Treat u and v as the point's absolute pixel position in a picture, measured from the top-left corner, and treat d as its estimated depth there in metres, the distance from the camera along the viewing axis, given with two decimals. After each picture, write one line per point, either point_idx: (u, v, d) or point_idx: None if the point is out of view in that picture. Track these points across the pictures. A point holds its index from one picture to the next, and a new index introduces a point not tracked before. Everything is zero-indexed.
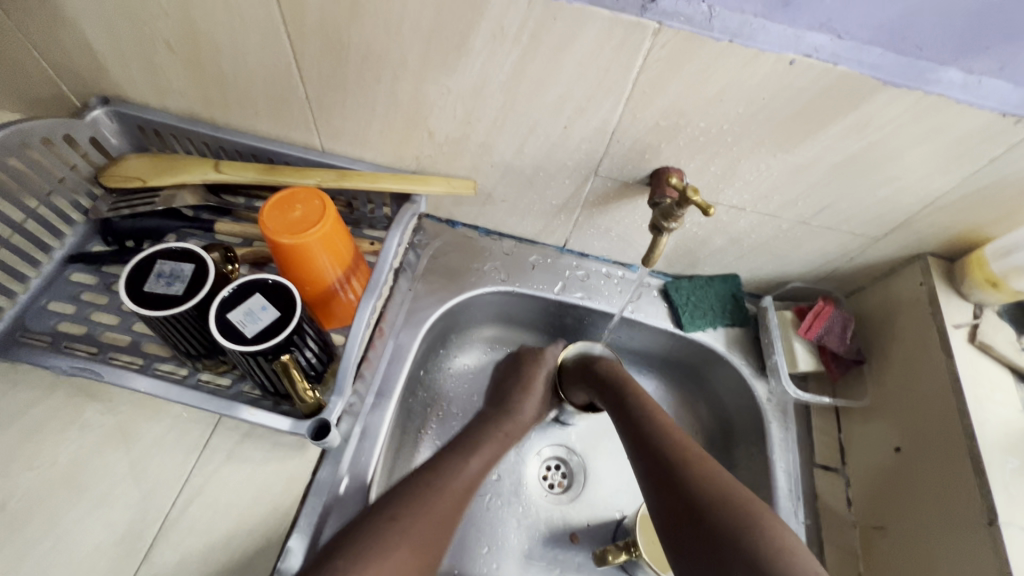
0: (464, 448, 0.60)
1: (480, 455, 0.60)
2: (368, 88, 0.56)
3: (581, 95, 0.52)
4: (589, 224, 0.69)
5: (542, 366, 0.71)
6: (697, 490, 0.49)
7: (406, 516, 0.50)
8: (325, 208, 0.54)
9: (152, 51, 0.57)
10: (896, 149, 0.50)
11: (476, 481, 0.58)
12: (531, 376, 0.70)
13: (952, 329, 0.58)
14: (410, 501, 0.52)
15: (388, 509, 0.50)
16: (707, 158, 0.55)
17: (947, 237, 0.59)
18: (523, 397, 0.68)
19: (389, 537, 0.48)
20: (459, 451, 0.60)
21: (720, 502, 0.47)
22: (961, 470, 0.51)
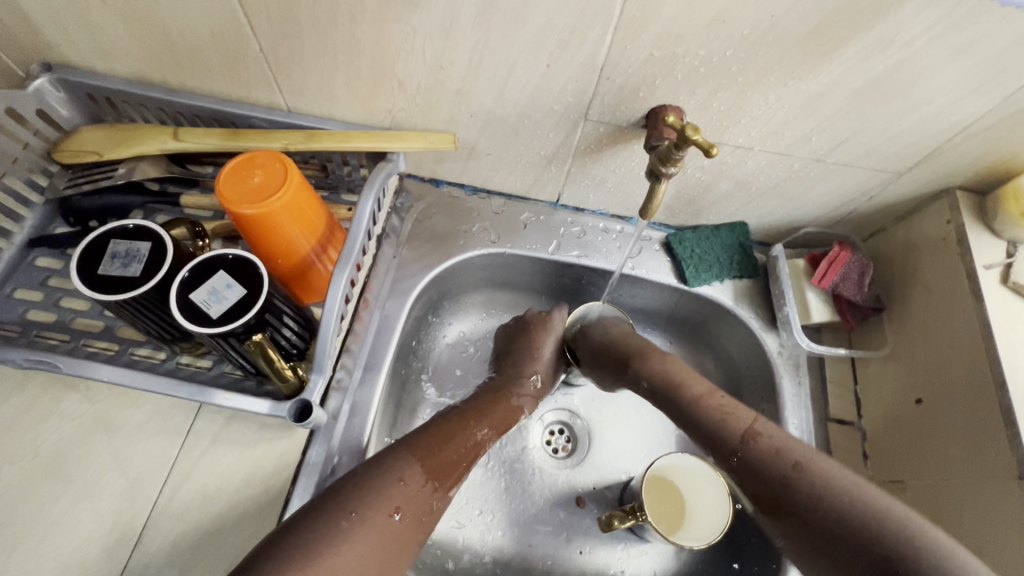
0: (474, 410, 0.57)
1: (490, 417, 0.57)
2: (326, 35, 0.50)
3: (563, 26, 0.45)
4: (583, 175, 0.64)
5: (550, 332, 0.67)
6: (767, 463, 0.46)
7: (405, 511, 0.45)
8: (288, 171, 0.49)
9: (83, 7, 0.51)
10: (928, 67, 0.43)
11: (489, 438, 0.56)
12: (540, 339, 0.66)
13: (982, 270, 0.53)
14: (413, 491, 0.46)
15: (391, 499, 0.45)
16: (709, 92, 0.49)
17: (979, 168, 0.53)
18: (535, 364, 0.64)
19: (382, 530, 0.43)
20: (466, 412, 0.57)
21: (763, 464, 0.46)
22: (988, 421, 0.48)
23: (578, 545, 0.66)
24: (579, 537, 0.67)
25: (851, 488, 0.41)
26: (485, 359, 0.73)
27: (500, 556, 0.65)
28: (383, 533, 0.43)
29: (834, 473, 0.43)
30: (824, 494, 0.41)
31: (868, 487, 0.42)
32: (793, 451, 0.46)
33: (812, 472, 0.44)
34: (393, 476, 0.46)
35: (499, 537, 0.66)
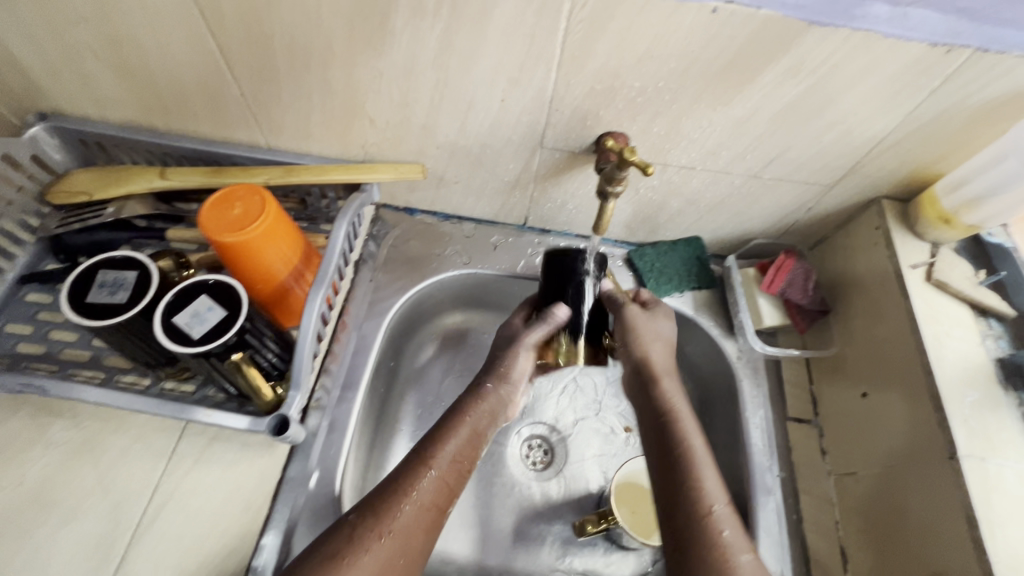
0: (440, 431, 0.51)
1: (460, 437, 0.51)
2: (301, 80, 0.56)
3: (512, 65, 0.51)
4: (545, 198, 0.68)
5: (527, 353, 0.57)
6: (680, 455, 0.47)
7: (401, 550, 0.43)
8: (265, 202, 0.53)
9: (79, 61, 0.56)
10: (837, 90, 0.49)
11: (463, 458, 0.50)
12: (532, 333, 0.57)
13: (908, 270, 0.58)
14: (410, 531, 0.44)
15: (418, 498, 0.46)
16: (649, 119, 0.55)
17: (897, 179, 0.59)
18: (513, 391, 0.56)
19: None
20: (432, 432, 0.51)
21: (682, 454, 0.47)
22: (923, 409, 0.52)
23: (556, 555, 0.68)
24: (558, 547, 0.68)
25: (692, 448, 0.47)
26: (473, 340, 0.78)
27: (480, 569, 0.66)
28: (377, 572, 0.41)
29: (710, 484, 0.45)
30: (689, 477, 0.45)
31: (721, 505, 0.44)
32: (689, 439, 0.48)
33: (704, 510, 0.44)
34: (375, 520, 0.43)
35: (479, 551, 0.67)
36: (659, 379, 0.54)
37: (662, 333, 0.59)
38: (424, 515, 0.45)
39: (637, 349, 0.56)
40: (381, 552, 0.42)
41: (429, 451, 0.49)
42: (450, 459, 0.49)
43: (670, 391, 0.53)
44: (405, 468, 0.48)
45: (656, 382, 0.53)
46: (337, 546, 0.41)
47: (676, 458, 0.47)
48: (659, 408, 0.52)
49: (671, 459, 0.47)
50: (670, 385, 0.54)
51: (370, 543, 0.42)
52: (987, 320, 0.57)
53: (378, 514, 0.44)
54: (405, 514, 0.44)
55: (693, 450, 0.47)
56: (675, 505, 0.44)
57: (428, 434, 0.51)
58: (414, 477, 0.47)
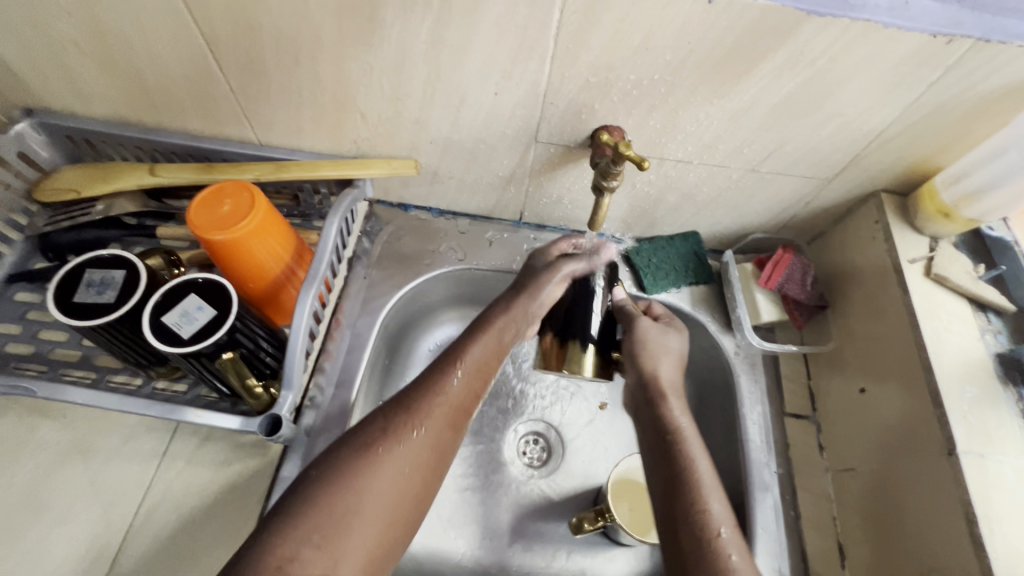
0: (467, 339, 0.55)
1: (484, 343, 0.55)
2: (290, 74, 0.55)
3: (505, 58, 0.50)
4: (540, 193, 0.68)
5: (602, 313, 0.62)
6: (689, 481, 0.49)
7: (433, 442, 0.48)
8: (255, 199, 0.53)
9: (63, 55, 0.55)
10: (835, 82, 0.48)
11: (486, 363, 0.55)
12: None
13: (908, 265, 0.57)
14: (440, 434, 0.48)
15: (417, 425, 0.47)
16: (644, 112, 0.54)
17: (897, 172, 0.58)
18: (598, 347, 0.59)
19: (407, 465, 0.46)
20: (460, 340, 0.55)
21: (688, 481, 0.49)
22: (922, 405, 0.51)
23: (554, 552, 0.67)
24: (555, 544, 0.68)
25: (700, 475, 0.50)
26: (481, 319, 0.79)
27: (476, 567, 0.65)
28: (409, 462, 0.46)
29: (716, 513, 0.47)
30: (697, 500, 0.48)
31: (722, 516, 0.47)
32: (697, 464, 0.50)
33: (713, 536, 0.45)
34: (408, 414, 0.48)
35: (476, 549, 0.67)
36: (669, 402, 0.56)
37: (672, 348, 0.61)
38: (451, 411, 0.50)
39: (648, 380, 0.58)
40: (414, 446, 0.46)
41: (456, 356, 0.53)
42: (475, 362, 0.53)
43: (676, 414, 0.55)
44: (438, 369, 0.52)
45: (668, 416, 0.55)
46: (372, 435, 0.46)
47: (681, 484, 0.49)
48: (663, 433, 0.54)
49: (676, 483, 0.49)
50: (676, 406, 0.56)
51: (404, 435, 0.46)
52: (987, 315, 0.57)
53: (411, 409, 0.48)
54: (436, 409, 0.49)
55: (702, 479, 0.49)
56: (676, 531, 0.47)
57: (457, 343, 0.55)
58: (441, 378, 0.51)
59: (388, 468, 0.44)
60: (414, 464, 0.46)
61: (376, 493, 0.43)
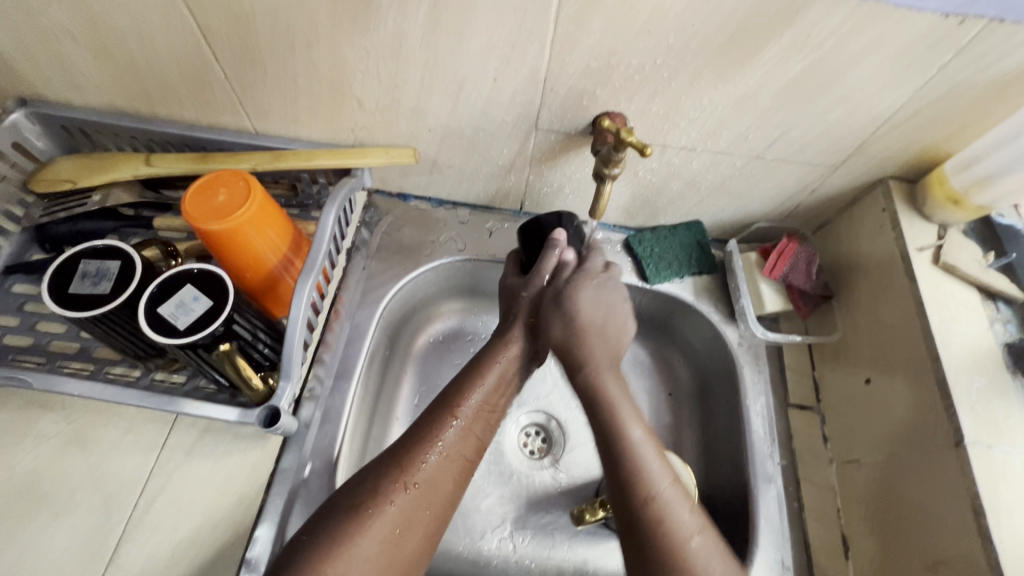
0: (472, 376, 0.55)
1: (487, 385, 0.54)
2: (285, 61, 0.54)
3: (504, 42, 0.49)
4: (541, 182, 0.67)
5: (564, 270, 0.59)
6: (628, 451, 0.48)
7: (423, 500, 0.47)
8: (250, 188, 0.52)
9: (55, 42, 0.54)
10: (843, 66, 0.47)
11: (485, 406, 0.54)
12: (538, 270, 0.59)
13: (915, 253, 0.56)
14: (436, 480, 0.48)
15: (406, 478, 0.47)
16: (647, 98, 0.53)
17: (905, 159, 0.57)
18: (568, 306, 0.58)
19: (396, 524, 0.45)
20: (462, 382, 0.54)
21: (625, 453, 0.48)
22: (928, 395, 0.51)
23: (555, 544, 0.67)
24: (556, 535, 0.68)
25: (659, 490, 0.46)
26: (482, 307, 0.78)
27: (478, 558, 0.65)
28: (401, 521, 0.45)
29: (654, 472, 0.47)
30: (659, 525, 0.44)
31: (673, 494, 0.46)
32: (648, 478, 0.47)
33: (659, 501, 0.46)
34: (400, 472, 0.47)
35: (478, 539, 0.66)
36: (618, 413, 0.51)
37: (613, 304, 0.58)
38: (450, 466, 0.49)
39: (585, 382, 0.54)
40: (404, 498, 0.46)
41: (456, 403, 0.53)
42: (474, 408, 0.53)
43: (628, 424, 0.50)
44: (433, 419, 0.51)
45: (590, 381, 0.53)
46: (361, 495, 0.45)
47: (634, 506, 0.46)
48: (608, 436, 0.50)
49: (631, 497, 0.46)
50: (625, 415, 0.51)
51: (396, 494, 0.46)
52: (996, 304, 0.56)
53: (403, 466, 0.48)
54: (429, 462, 0.48)
55: (656, 493, 0.46)
56: (638, 539, 0.45)
57: (452, 387, 0.55)
58: (438, 428, 0.51)
59: (375, 530, 0.44)
60: (405, 522, 0.45)
61: (363, 555, 0.42)
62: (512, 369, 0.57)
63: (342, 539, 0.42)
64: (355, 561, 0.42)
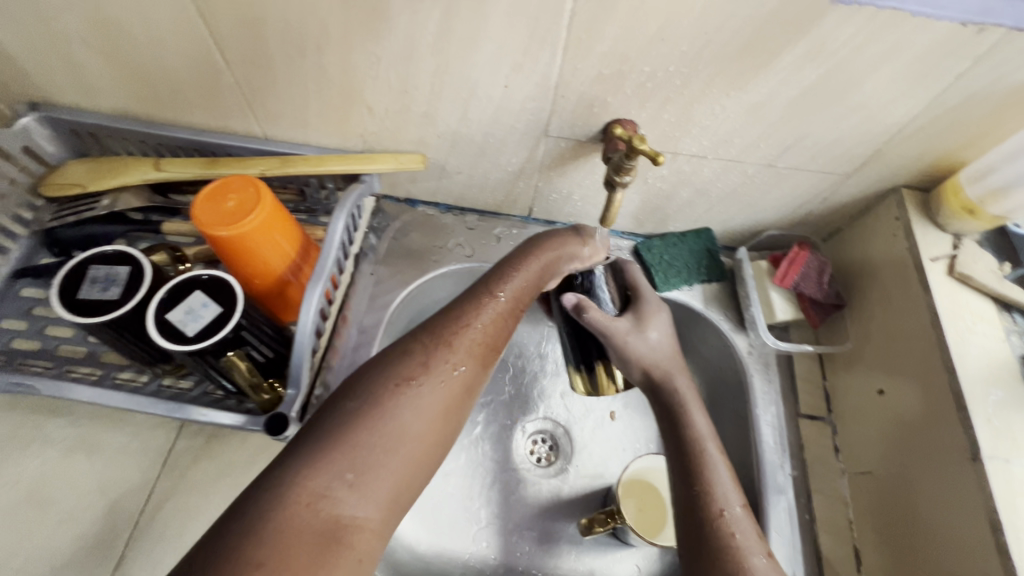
0: (506, 270, 0.51)
1: (526, 273, 0.51)
2: (296, 66, 0.53)
3: (516, 49, 0.48)
4: (550, 189, 0.66)
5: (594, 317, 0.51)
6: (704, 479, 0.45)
7: (460, 383, 0.44)
8: (260, 193, 0.52)
9: (66, 47, 0.54)
10: (858, 74, 0.47)
11: (529, 289, 0.51)
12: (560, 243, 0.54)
13: (929, 262, 0.56)
14: (472, 364, 0.45)
15: (453, 357, 0.44)
16: (659, 106, 0.52)
17: (919, 168, 0.56)
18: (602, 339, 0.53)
19: (442, 398, 0.42)
20: (500, 270, 0.51)
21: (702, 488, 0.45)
22: (943, 407, 0.50)
23: (563, 554, 0.66)
24: (563, 544, 0.67)
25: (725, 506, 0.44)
26: None
27: (485, 567, 0.65)
28: (443, 400, 0.42)
29: (724, 493, 0.45)
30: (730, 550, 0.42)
31: (741, 515, 0.44)
32: (717, 492, 0.45)
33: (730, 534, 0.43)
34: (444, 345, 0.44)
35: (485, 548, 0.66)
36: (691, 422, 0.49)
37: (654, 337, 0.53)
38: (485, 350, 0.46)
39: (668, 396, 0.51)
40: (449, 381, 0.43)
41: (495, 284, 0.49)
42: (514, 293, 0.49)
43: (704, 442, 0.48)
44: (474, 296, 0.48)
45: (690, 430, 0.49)
46: (408, 368, 0.42)
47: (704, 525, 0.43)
48: (685, 451, 0.48)
49: (702, 511, 0.44)
50: (704, 436, 0.48)
51: (429, 374, 0.43)
52: (1011, 315, 0.55)
53: (447, 340, 0.45)
54: (470, 339, 0.45)
55: (728, 509, 0.44)
56: (699, 554, 0.43)
57: (491, 274, 0.51)
58: (478, 307, 0.47)
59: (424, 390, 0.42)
60: (449, 406, 0.43)
61: (409, 424, 0.40)
62: (548, 264, 0.52)
63: (388, 407, 0.40)
64: (400, 432, 0.39)
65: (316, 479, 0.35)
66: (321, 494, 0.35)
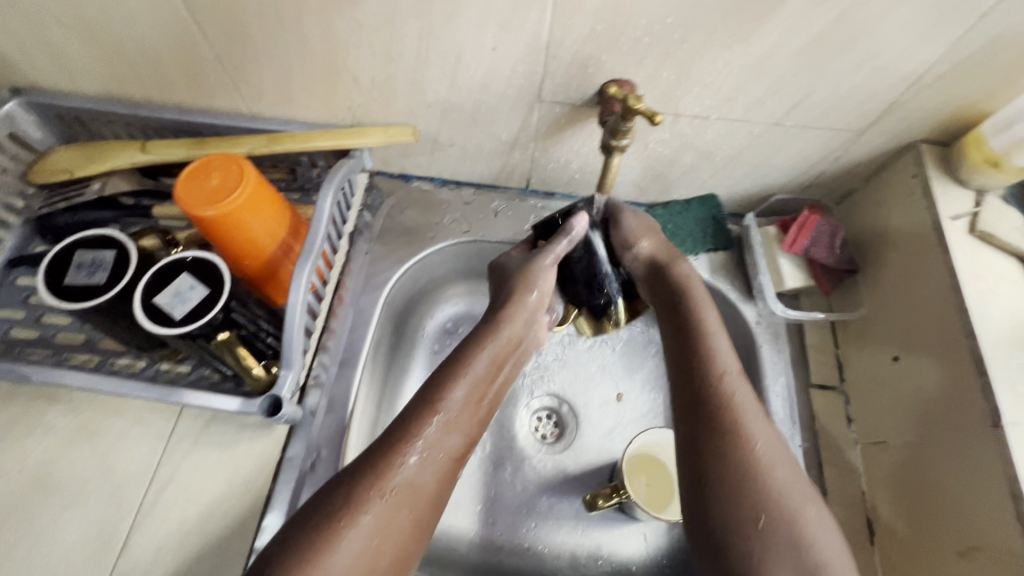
0: (457, 368, 0.48)
1: (473, 373, 0.48)
2: (274, 37, 0.51)
3: (502, 7, 0.46)
4: (547, 158, 0.64)
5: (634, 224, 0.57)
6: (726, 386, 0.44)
7: (404, 504, 0.41)
8: (243, 170, 0.50)
9: (40, 26, 0.52)
10: (871, 18, 0.43)
11: (487, 382, 0.49)
12: (539, 278, 0.53)
13: (948, 222, 0.53)
14: (420, 484, 0.42)
15: (388, 478, 0.41)
16: (657, 63, 0.49)
17: (939, 120, 0.53)
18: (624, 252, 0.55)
19: (373, 534, 0.38)
20: (445, 374, 0.48)
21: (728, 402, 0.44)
22: (962, 373, 0.48)
23: (569, 529, 0.66)
24: (569, 520, 0.66)
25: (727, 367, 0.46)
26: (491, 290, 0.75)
27: (491, 544, 0.65)
28: (378, 531, 0.39)
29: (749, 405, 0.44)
30: (735, 428, 0.42)
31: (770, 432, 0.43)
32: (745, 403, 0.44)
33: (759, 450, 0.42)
34: (376, 477, 0.40)
35: (490, 525, 0.66)
36: (697, 306, 0.50)
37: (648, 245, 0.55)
38: (433, 464, 0.43)
39: (673, 279, 0.52)
40: (382, 509, 0.39)
41: (438, 397, 0.46)
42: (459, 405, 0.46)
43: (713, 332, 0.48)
44: (413, 413, 0.45)
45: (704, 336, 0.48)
46: (335, 504, 0.39)
47: (710, 396, 0.44)
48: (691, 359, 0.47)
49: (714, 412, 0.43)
50: (713, 330, 0.48)
51: (372, 501, 0.39)
52: None
53: (383, 468, 0.41)
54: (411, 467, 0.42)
55: (727, 372, 0.45)
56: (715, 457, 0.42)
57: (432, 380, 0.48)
58: (418, 426, 0.44)
59: (353, 538, 0.38)
60: (383, 532, 0.39)
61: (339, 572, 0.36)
62: (502, 354, 0.51)
63: (320, 556, 0.36)
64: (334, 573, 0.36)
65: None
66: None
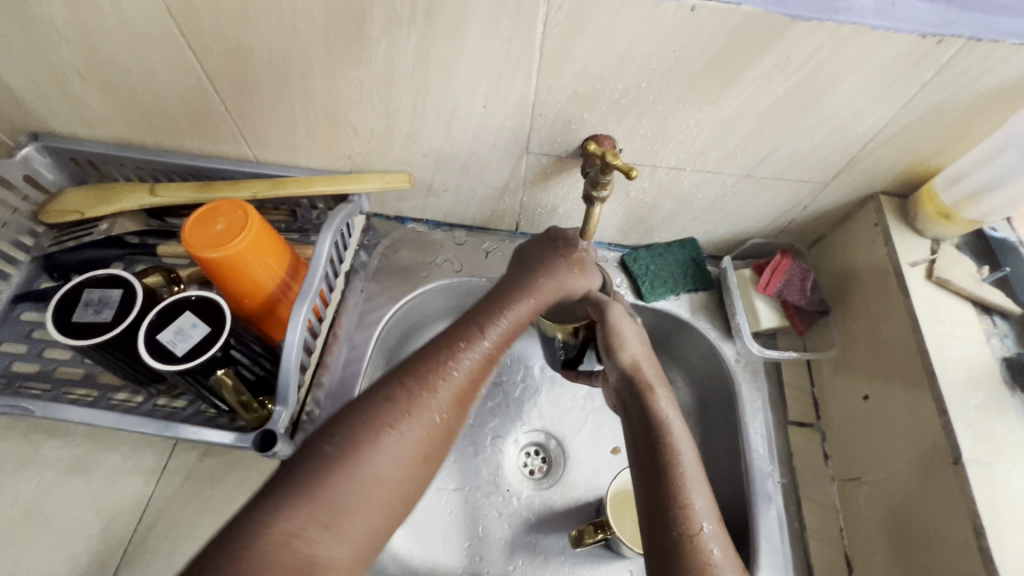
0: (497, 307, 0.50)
1: (511, 316, 0.49)
2: (281, 92, 0.55)
3: (492, 70, 0.50)
4: (535, 204, 0.68)
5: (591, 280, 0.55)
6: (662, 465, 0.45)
7: (440, 428, 0.44)
8: (247, 216, 0.53)
9: (64, 80, 0.57)
10: (825, 85, 0.48)
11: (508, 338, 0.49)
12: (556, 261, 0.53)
13: (908, 268, 0.56)
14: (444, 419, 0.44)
15: (434, 402, 0.44)
16: (634, 121, 0.54)
17: (895, 175, 0.57)
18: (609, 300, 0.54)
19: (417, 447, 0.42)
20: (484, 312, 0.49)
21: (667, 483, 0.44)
22: (925, 411, 0.50)
23: (555, 565, 0.66)
24: (556, 557, 0.67)
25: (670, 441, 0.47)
26: None
27: None
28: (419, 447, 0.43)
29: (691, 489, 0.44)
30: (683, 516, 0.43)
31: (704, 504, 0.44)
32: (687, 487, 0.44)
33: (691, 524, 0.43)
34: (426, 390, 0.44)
35: (477, 562, 0.66)
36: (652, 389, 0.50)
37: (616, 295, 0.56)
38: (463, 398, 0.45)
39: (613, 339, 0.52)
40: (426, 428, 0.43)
41: (480, 325, 0.48)
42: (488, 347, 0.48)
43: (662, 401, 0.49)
44: (457, 340, 0.47)
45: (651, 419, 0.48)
46: (386, 412, 0.42)
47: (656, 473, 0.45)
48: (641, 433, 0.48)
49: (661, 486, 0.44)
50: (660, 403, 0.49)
51: (414, 415, 0.43)
52: (992, 318, 0.56)
53: (429, 385, 0.44)
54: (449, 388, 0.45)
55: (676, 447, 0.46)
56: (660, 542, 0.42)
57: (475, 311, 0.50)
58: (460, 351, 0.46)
59: (415, 421, 0.43)
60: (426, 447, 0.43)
61: (384, 475, 0.41)
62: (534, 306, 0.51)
63: (393, 424, 0.42)
64: (372, 480, 0.40)
65: (288, 547, 0.36)
66: (294, 535, 0.37)
